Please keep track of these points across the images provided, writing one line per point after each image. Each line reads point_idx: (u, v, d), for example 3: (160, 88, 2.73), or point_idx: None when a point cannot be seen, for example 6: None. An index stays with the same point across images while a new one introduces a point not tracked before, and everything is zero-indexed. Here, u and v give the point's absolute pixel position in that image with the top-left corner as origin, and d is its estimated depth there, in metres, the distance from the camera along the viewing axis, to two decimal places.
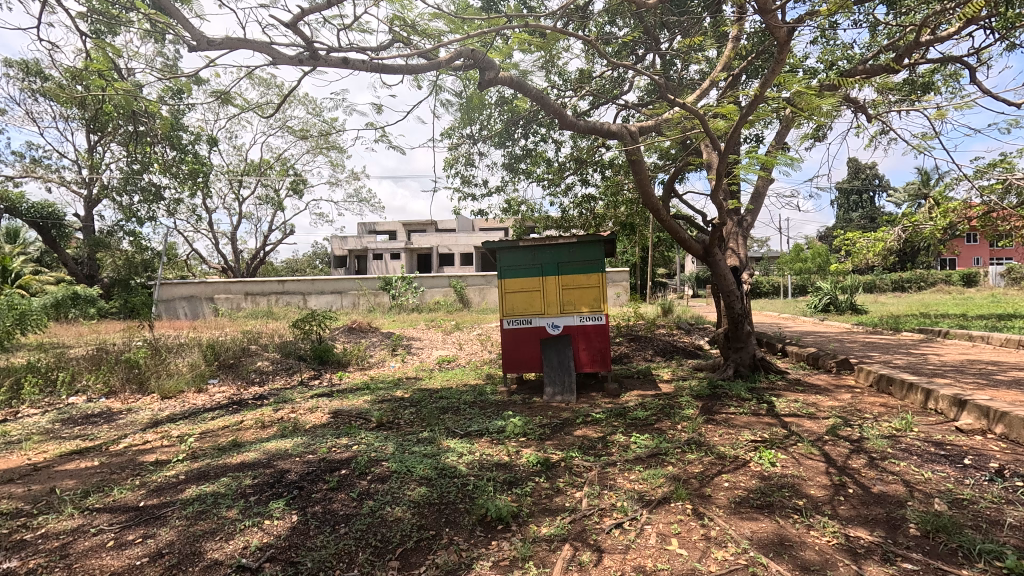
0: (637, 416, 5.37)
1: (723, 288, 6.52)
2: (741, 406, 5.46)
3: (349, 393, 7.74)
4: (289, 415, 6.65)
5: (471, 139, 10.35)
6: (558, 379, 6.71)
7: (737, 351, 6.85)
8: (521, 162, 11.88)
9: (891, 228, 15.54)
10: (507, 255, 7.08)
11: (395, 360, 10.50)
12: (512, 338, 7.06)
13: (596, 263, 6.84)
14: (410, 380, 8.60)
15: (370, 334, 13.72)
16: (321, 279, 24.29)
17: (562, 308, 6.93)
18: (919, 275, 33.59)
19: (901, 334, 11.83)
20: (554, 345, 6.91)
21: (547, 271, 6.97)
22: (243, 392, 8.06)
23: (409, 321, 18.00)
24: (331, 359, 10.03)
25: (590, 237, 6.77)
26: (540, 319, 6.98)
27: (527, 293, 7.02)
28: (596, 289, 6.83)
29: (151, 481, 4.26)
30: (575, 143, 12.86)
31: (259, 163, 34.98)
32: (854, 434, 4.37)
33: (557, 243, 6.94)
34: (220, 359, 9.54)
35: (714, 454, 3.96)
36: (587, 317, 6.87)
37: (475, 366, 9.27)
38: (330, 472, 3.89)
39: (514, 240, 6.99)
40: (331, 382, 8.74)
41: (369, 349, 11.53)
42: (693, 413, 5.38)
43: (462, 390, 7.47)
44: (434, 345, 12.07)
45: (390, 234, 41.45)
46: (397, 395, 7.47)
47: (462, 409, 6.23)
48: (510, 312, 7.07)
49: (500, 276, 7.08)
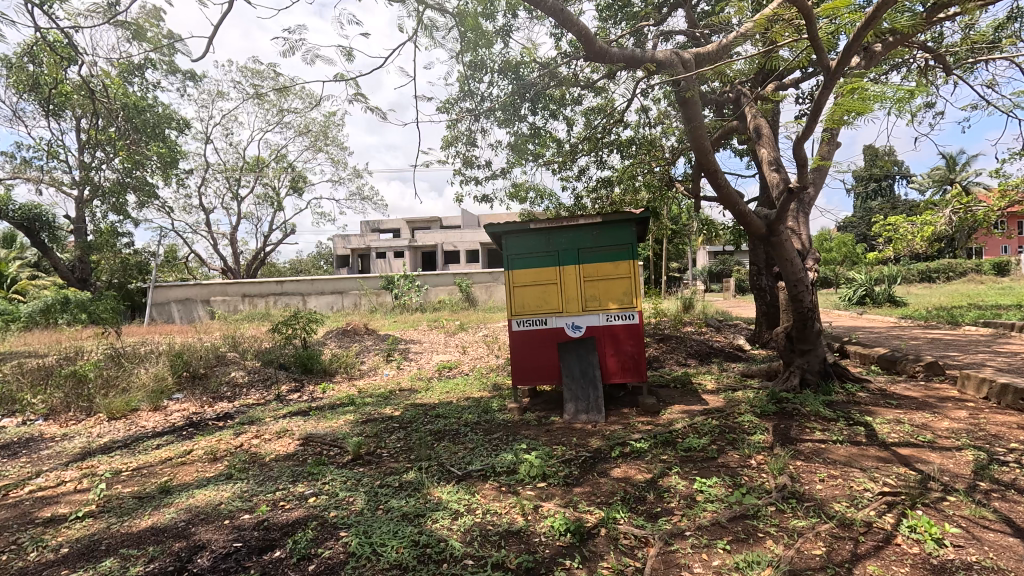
0: (692, 446, 4.07)
1: (788, 277, 5.17)
2: (831, 430, 4.14)
3: (330, 411, 6.48)
4: (251, 443, 5.41)
5: (471, 115, 9.06)
6: (581, 394, 5.42)
7: (803, 354, 5.50)
8: (529, 143, 10.57)
9: (937, 211, 14.03)
10: (515, 242, 5.79)
11: (390, 367, 9.25)
12: (523, 341, 5.76)
13: (626, 248, 5.52)
14: (405, 393, 7.35)
15: (365, 337, 12.52)
16: (321, 279, 23.14)
17: (584, 304, 5.63)
18: (947, 266, 31.90)
19: (965, 328, 10.39)
20: (575, 349, 5.57)
21: (565, 259, 5.67)
22: (207, 410, 6.84)
23: (411, 321, 16.78)
24: (317, 367, 8.79)
25: (617, 217, 5.43)
26: (557, 319, 5.68)
27: (540, 287, 5.72)
28: (626, 279, 5.52)
29: (19, 557, 3.03)
30: (587, 122, 11.52)
31: (256, 161, 33.90)
32: (1021, 479, 3.05)
33: (577, 225, 5.62)
34: (189, 370, 8.34)
35: (833, 519, 2.66)
36: (615, 315, 5.55)
37: (480, 374, 8.01)
38: (258, 557, 2.62)
39: (523, 222, 5.65)
40: (313, 395, 7.55)
41: (363, 355, 10.28)
42: (766, 441, 4.08)
43: (465, 406, 6.21)
44: (435, 349, 10.83)
45: (394, 232, 40.27)
46: (387, 413, 6.22)
47: (462, 435, 4.97)
48: (521, 311, 5.78)
49: (507, 267, 5.79)
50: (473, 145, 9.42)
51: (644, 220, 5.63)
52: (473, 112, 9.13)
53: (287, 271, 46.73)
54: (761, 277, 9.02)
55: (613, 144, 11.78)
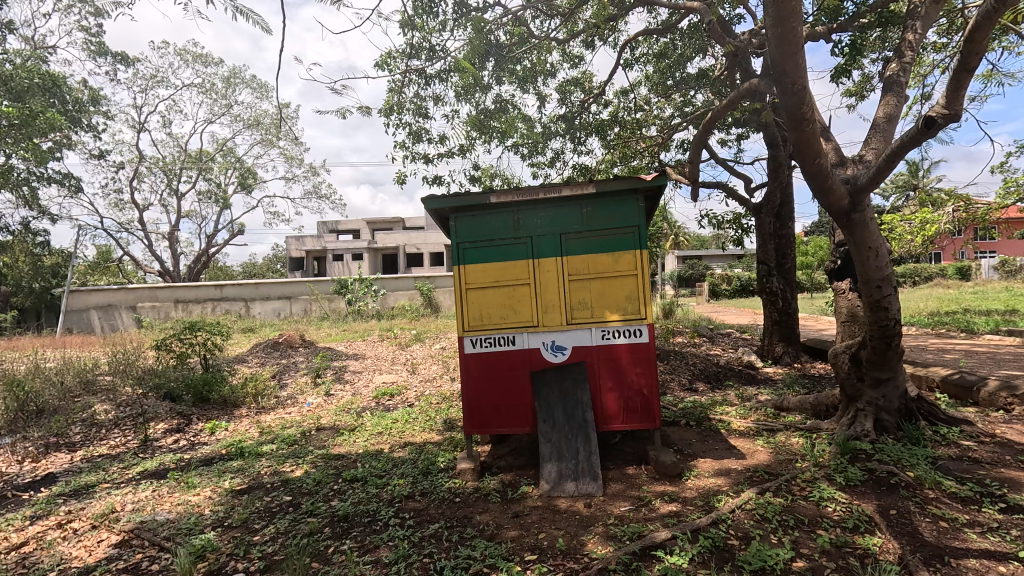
0: (767, 566, 2.35)
1: (868, 274, 3.49)
2: (990, 530, 2.49)
3: (202, 469, 4.44)
4: (40, 542, 3.33)
5: (418, 76, 7.20)
6: (566, 449, 3.66)
7: (878, 386, 3.87)
8: (492, 119, 8.76)
9: (936, 209, 12.88)
10: (468, 224, 3.97)
11: (315, 395, 7.18)
12: (481, 372, 3.94)
13: (628, 232, 3.80)
14: (322, 436, 5.37)
15: (298, 353, 10.36)
16: (266, 283, 20.49)
17: (570, 315, 3.84)
18: (913, 270, 31.92)
19: (987, 337, 9.18)
20: (556, 383, 3.82)
21: (541, 249, 3.89)
22: (22, 473, 4.66)
23: (361, 331, 14.61)
24: (214, 396, 6.66)
25: (616, 185, 3.70)
26: (530, 337, 3.89)
27: (506, 289, 3.92)
28: (629, 278, 3.79)
29: None
30: (561, 99, 9.83)
31: (199, 154, 30.86)
32: None
33: (558, 200, 3.86)
34: (32, 404, 6.10)
35: None
36: (615, 330, 3.81)
37: (427, 406, 6.10)
38: None
39: (482, 192, 3.82)
40: (196, 438, 5.51)
41: (286, 378, 8.15)
42: (889, 553, 2.39)
43: (395, 462, 4.31)
44: (379, 367, 8.81)
45: (353, 233, 37.60)
46: (281, 475, 4.24)
47: (380, 527, 3.10)
48: (478, 325, 3.95)
49: (457, 260, 3.97)
50: (421, 116, 7.57)
51: (654, 194, 3.92)
52: (423, 74, 7.29)
53: (237, 273, 43.28)
54: (770, 279, 7.71)
55: (591, 126, 10.10)
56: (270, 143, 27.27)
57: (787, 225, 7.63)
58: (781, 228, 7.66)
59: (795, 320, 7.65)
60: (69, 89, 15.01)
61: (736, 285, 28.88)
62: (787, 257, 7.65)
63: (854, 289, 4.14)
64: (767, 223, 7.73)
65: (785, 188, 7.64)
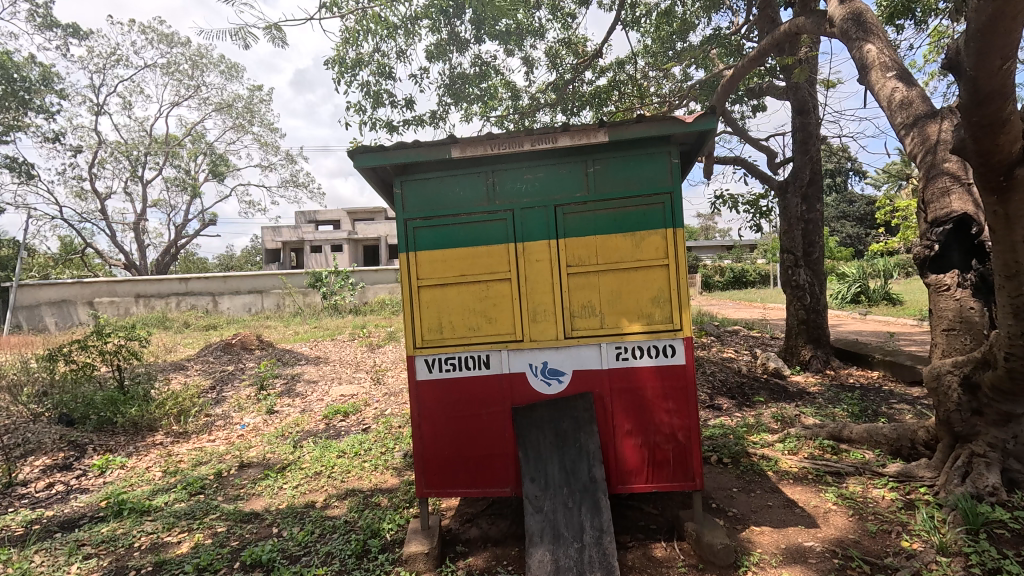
0: None
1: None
2: None
3: (51, 541, 3.14)
4: None
5: (379, 25, 5.91)
6: (565, 524, 2.48)
7: (1006, 424, 2.74)
8: (472, 84, 7.46)
9: None
10: (421, 192, 2.73)
11: (255, 414, 5.89)
12: (442, 409, 2.72)
13: (655, 203, 2.58)
14: (240, 479, 4.07)
15: (251, 358, 8.98)
16: (235, 275, 18.54)
17: (568, 325, 2.63)
18: None
19: None
20: (550, 426, 2.61)
21: (528, 228, 2.65)
22: None
23: (331, 329, 13.26)
24: (121, 419, 5.32)
25: (639, 132, 2.48)
26: (511, 359, 2.67)
27: (476, 287, 2.70)
28: (657, 271, 2.58)
29: None
30: (551, 64, 8.55)
31: (166, 139, 28.89)
32: None
33: (553, 156, 2.64)
34: None
35: None
36: (636, 349, 2.60)
37: (384, 433, 4.83)
38: None
39: (439, 142, 2.59)
40: (75, 484, 4.16)
41: (226, 392, 6.79)
42: None
43: (321, 530, 3.07)
44: (339, 376, 7.50)
45: (333, 224, 35.85)
46: (158, 553, 2.97)
47: None
48: (435, 341, 2.72)
49: (406, 245, 2.73)
50: (382, 75, 6.26)
51: (690, 147, 2.71)
52: (383, 21, 5.97)
53: (213, 266, 41.39)
54: (796, 270, 6.55)
55: (585, 96, 8.83)
56: (243, 128, 25.55)
57: (816, 209, 6.50)
58: (809, 211, 6.52)
59: (824, 319, 6.53)
60: (15, 63, 13.40)
61: (730, 276, 27.85)
62: (815, 245, 6.52)
63: (963, 286, 3.04)
64: (792, 205, 6.55)
65: (815, 164, 6.46)
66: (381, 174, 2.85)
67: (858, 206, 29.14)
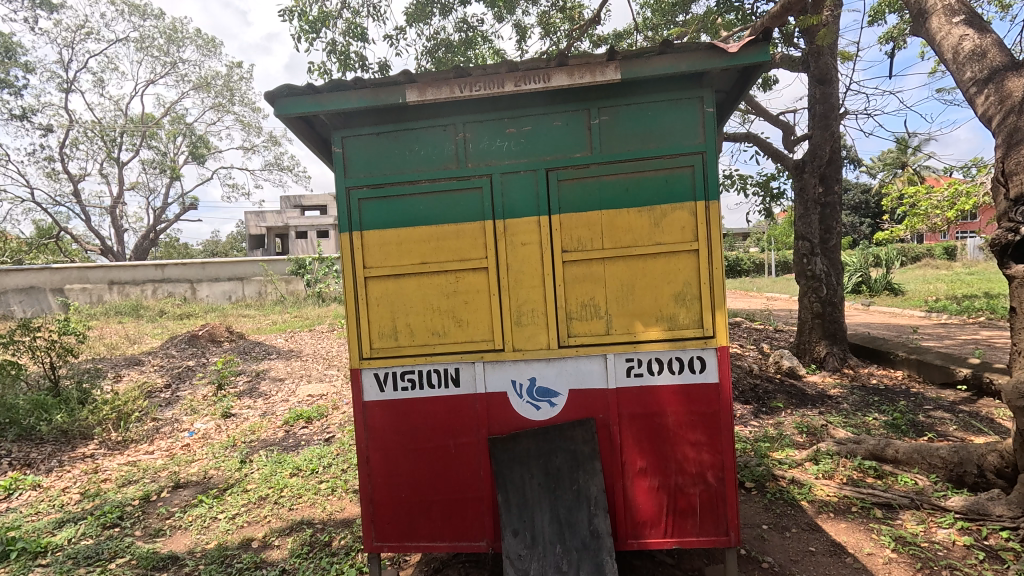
0: None
1: None
2: None
3: None
4: None
5: None
6: None
7: None
8: (459, 47, 6.69)
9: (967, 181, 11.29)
10: (368, 153, 2.06)
11: (208, 418, 5.21)
12: (397, 438, 2.07)
13: (682, 169, 1.92)
14: (169, 505, 3.40)
15: (218, 352, 8.25)
16: (215, 261, 17.56)
17: (563, 332, 1.98)
18: None
19: None
20: (538, 463, 1.98)
21: (511, 200, 1.99)
22: None
23: (312, 319, 12.54)
24: (45, 427, 4.60)
25: (662, 68, 1.82)
26: (488, 374, 2.03)
27: (440, 277, 2.04)
28: (682, 257, 1.94)
29: None
30: (545, 32, 7.81)
31: (143, 119, 27.62)
32: None
33: (544, 101, 1.97)
34: None
35: None
36: (654, 362, 1.96)
37: (348, 445, 4.17)
38: None
39: (388, 79, 1.90)
40: None
41: (181, 392, 6.08)
42: None
43: None
44: (309, 373, 6.81)
45: (320, 209, 34.82)
46: None
47: None
48: (387, 350, 2.07)
49: (347, 224, 2.05)
50: (351, 33, 5.47)
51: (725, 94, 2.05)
52: None
53: (198, 253, 40.27)
54: (812, 259, 5.94)
55: None
56: (223, 108, 24.42)
57: (834, 191, 5.84)
58: (826, 194, 5.86)
59: (841, 312, 5.94)
60: None
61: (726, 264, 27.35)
62: (833, 231, 5.91)
63: None
64: (810, 186, 5.91)
65: (835, 140, 5.81)
66: (317, 126, 2.16)
67: (853, 194, 28.72)
